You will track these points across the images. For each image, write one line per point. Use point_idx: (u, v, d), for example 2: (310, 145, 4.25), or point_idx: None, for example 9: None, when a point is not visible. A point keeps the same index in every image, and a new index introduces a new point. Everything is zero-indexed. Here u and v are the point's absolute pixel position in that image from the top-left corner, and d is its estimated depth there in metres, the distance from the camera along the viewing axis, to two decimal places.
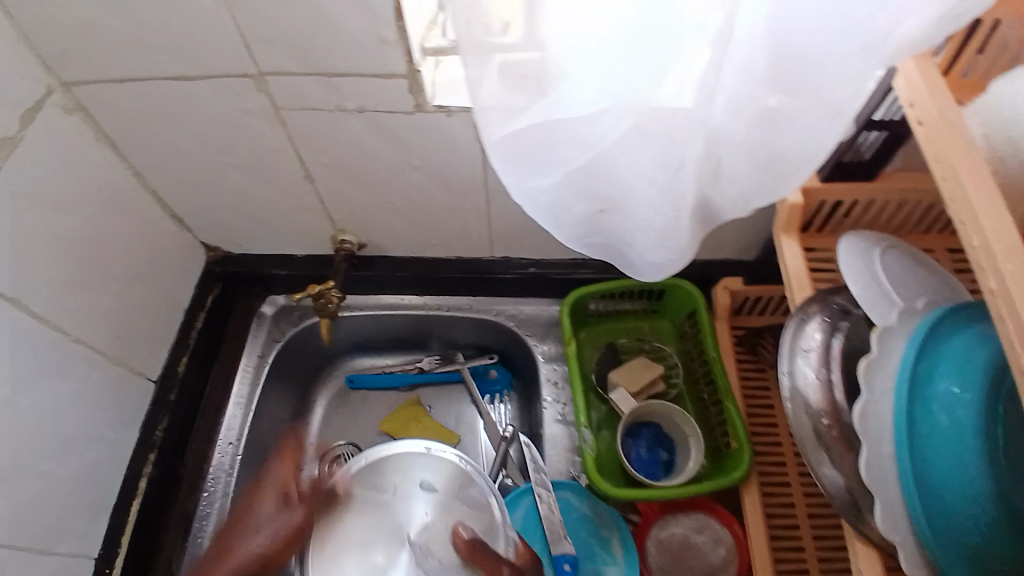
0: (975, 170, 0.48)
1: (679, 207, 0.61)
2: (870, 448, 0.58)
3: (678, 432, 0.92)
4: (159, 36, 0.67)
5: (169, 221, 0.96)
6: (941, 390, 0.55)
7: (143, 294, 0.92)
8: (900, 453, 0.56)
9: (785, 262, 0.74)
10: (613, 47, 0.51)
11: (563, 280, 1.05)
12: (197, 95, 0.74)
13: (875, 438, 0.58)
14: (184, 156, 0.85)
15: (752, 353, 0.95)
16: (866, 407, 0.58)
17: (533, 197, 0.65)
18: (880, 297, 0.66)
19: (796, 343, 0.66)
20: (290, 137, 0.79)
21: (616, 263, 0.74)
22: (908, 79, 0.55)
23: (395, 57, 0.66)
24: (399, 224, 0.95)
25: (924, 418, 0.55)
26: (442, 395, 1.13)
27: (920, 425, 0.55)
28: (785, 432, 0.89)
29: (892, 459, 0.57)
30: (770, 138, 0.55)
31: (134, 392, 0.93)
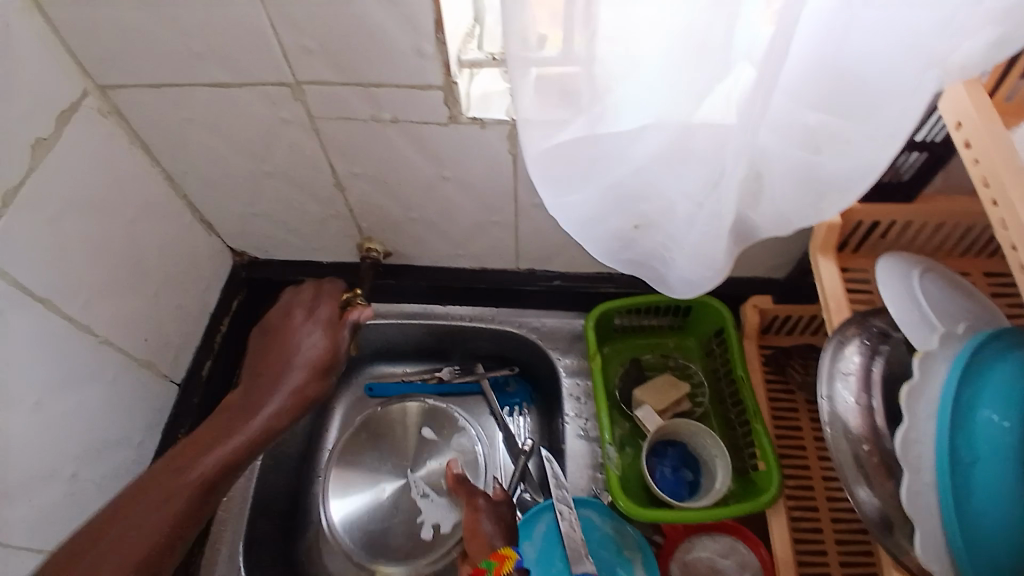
0: None
1: (720, 226, 0.60)
2: (910, 475, 0.54)
3: (703, 453, 0.90)
4: (199, 44, 0.67)
5: (199, 226, 0.97)
6: (984, 418, 0.52)
7: (172, 298, 0.93)
8: (942, 481, 0.53)
9: (822, 283, 0.72)
10: (659, 65, 0.50)
11: (588, 294, 1.04)
12: (234, 103, 0.75)
13: (916, 465, 0.54)
14: (217, 162, 0.85)
15: (780, 374, 0.93)
16: (907, 433, 0.55)
17: (569, 212, 0.65)
18: (920, 321, 0.63)
19: (834, 366, 0.64)
20: (324, 146, 0.79)
21: (647, 279, 0.75)
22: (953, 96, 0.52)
23: (433, 70, 0.66)
24: (426, 234, 0.95)
25: (967, 445, 0.53)
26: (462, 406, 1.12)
27: (962, 452, 0.53)
28: (813, 456, 0.87)
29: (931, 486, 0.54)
30: (817, 160, 0.54)
31: (159, 395, 0.93)
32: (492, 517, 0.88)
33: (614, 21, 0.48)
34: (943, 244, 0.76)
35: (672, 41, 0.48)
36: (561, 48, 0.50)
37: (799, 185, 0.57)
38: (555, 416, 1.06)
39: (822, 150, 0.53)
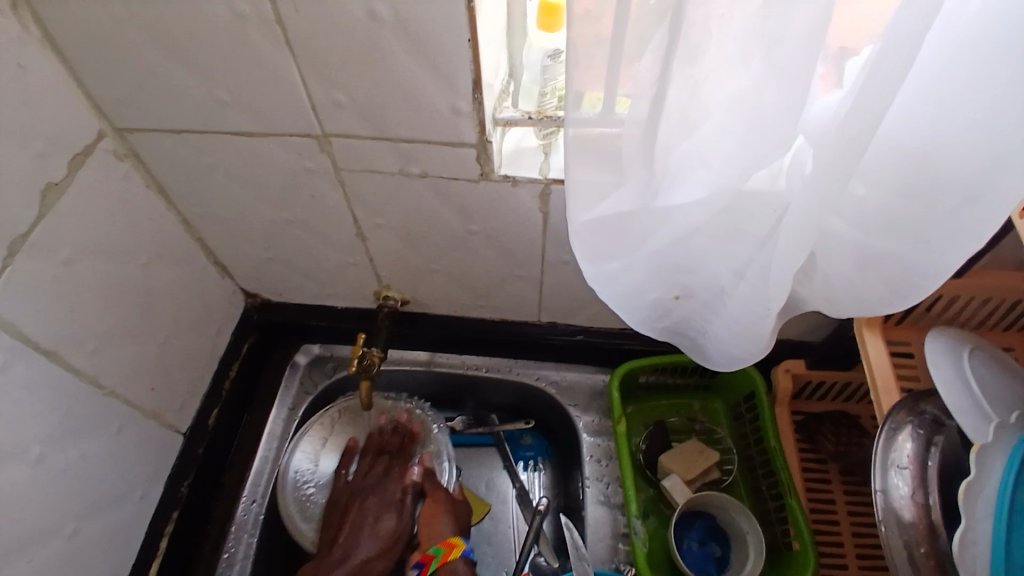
0: None
1: (764, 308, 0.56)
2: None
3: (732, 526, 0.85)
4: (227, 93, 0.65)
5: (212, 268, 0.94)
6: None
7: (183, 343, 0.90)
8: None
9: (868, 357, 0.67)
10: (717, 141, 0.48)
11: (610, 349, 1.00)
12: (258, 151, 0.72)
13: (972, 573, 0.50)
14: (235, 207, 0.83)
15: (811, 443, 0.86)
16: (962, 534, 0.50)
17: (608, 282, 0.61)
18: (972, 410, 0.58)
19: (887, 456, 0.59)
20: (347, 196, 0.77)
21: (684, 346, 0.71)
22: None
23: (467, 128, 0.63)
24: (447, 284, 0.91)
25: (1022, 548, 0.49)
26: (471, 458, 1.06)
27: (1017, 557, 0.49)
28: (847, 531, 0.81)
29: None
30: (882, 246, 0.50)
31: (163, 445, 0.89)
32: (448, 514, 0.91)
33: (679, 99, 0.46)
34: (991, 317, 0.71)
35: (736, 112, 0.45)
36: (599, 110, 0.49)
37: (860, 271, 0.53)
38: (572, 475, 1.00)
39: (889, 237, 0.49)
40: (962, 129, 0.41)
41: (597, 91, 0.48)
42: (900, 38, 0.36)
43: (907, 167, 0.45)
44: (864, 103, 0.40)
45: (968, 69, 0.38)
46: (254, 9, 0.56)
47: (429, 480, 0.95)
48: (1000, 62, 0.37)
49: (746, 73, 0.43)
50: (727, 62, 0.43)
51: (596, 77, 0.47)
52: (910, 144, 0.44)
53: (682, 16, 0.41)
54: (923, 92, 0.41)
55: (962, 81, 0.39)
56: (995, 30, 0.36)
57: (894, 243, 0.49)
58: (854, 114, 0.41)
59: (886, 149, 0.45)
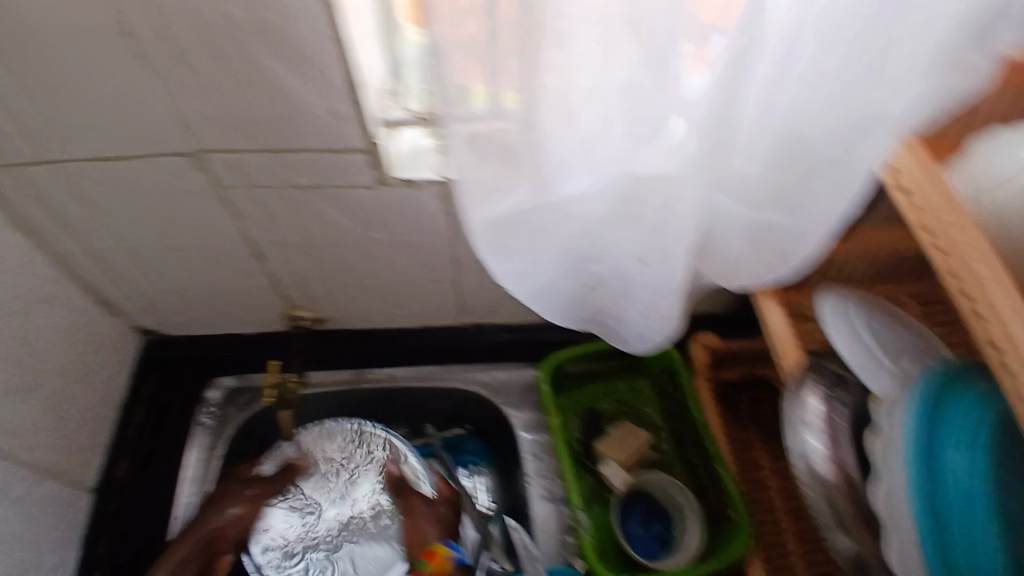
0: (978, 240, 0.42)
1: (670, 288, 0.57)
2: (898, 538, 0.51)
3: (672, 503, 0.87)
4: (82, 117, 0.59)
5: (99, 308, 0.86)
6: (953, 472, 0.47)
7: (76, 394, 0.82)
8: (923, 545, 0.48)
9: (770, 327, 0.70)
10: (598, 129, 0.47)
11: (534, 343, 1.00)
12: (128, 177, 0.66)
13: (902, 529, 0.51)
14: (115, 240, 0.76)
15: (731, 409, 0.90)
16: (885, 489, 0.52)
17: (515, 280, 0.60)
18: (873, 361, 0.61)
19: (797, 418, 0.62)
20: (238, 216, 0.72)
21: (601, 333, 0.71)
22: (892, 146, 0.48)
23: (352, 132, 0.61)
24: (361, 297, 0.88)
25: (941, 501, 0.48)
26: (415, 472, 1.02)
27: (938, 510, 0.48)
28: (777, 492, 0.83)
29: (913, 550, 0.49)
30: (768, 217, 0.52)
31: (63, 508, 0.81)
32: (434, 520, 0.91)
33: (553, 89, 0.44)
34: (875, 274, 0.75)
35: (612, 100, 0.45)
36: (482, 103, 0.46)
37: (751, 244, 0.55)
38: (514, 474, 0.99)
39: (773, 208, 0.51)
40: (817, 97, 0.43)
41: (478, 86, 0.45)
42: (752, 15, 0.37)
43: (776, 137, 0.47)
44: (727, 79, 0.41)
45: (815, 44, 0.40)
46: (97, 23, 0.51)
47: (402, 488, 0.95)
48: (841, 31, 0.39)
49: (615, 55, 0.42)
50: (588, 47, 0.41)
51: (467, 71, 0.45)
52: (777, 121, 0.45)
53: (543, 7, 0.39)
54: (780, 69, 0.43)
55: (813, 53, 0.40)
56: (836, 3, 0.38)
57: (775, 211, 0.51)
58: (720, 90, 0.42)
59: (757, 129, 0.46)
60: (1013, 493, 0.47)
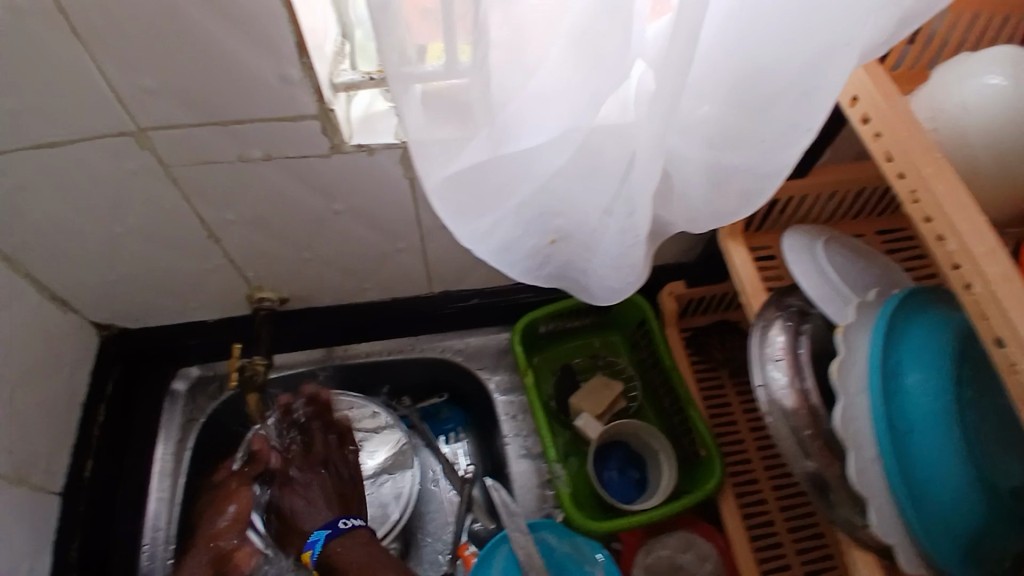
0: (941, 172, 0.48)
1: (635, 236, 0.58)
2: (855, 454, 0.54)
3: (647, 449, 0.89)
4: (10, 97, 0.55)
5: (51, 305, 0.81)
6: (912, 383, 0.55)
7: (35, 396, 0.78)
8: (886, 452, 0.54)
9: (734, 266, 0.72)
10: (557, 80, 0.47)
11: (505, 306, 1.00)
12: (67, 160, 0.63)
13: (860, 444, 0.55)
14: (58, 230, 0.72)
15: (701, 354, 0.92)
16: (843, 411, 0.55)
17: (483, 239, 0.60)
18: (834, 294, 0.65)
19: (763, 352, 0.64)
20: (187, 196, 0.69)
21: (570, 289, 0.72)
22: (859, 87, 0.53)
23: (305, 98, 0.58)
24: (326, 272, 0.86)
25: (901, 413, 0.54)
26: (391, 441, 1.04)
27: (899, 421, 0.54)
28: (745, 429, 0.88)
29: (876, 461, 0.54)
30: (731, 159, 0.52)
31: (35, 513, 0.79)
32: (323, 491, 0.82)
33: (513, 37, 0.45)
34: (838, 211, 0.78)
35: (569, 45, 0.44)
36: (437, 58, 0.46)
37: (713, 186, 0.55)
38: (492, 436, 1.00)
39: (735, 149, 0.51)
40: (776, 33, 0.43)
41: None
42: None
43: (737, 78, 0.46)
44: (686, 21, 0.41)
45: None
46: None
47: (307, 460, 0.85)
48: None
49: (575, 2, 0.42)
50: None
51: None
52: (736, 59, 0.45)
53: None
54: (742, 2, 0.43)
55: None
56: None
57: (738, 153, 0.51)
58: (680, 32, 0.42)
59: (717, 66, 0.46)
60: (968, 403, 0.54)
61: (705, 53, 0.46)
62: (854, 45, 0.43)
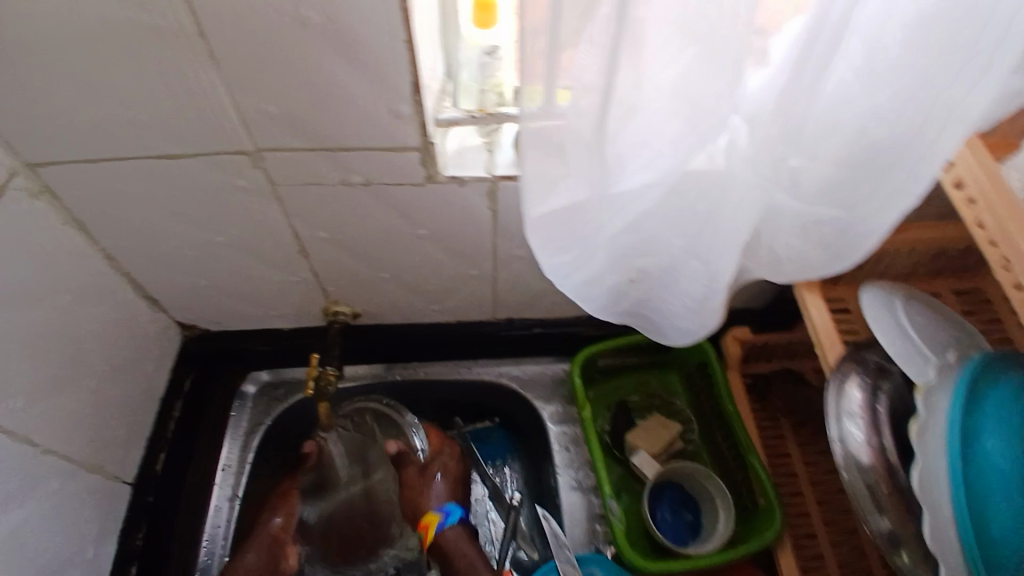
0: None
1: (715, 282, 0.59)
2: (930, 513, 0.55)
3: (703, 493, 0.89)
4: (145, 113, 0.60)
5: (142, 303, 0.87)
6: (992, 447, 0.51)
7: (119, 388, 0.83)
8: (960, 518, 0.52)
9: (812, 321, 0.71)
10: (660, 127, 0.49)
11: (566, 337, 1.02)
12: (183, 173, 0.68)
13: (938, 508, 0.54)
14: (162, 236, 0.77)
15: (762, 401, 0.91)
16: (919, 472, 0.56)
17: (566, 273, 0.63)
18: (913, 353, 0.63)
19: (839, 406, 0.63)
20: (286, 213, 0.73)
21: (641, 327, 0.73)
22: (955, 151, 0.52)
23: (410, 131, 0.62)
24: (400, 292, 0.90)
25: (980, 478, 0.51)
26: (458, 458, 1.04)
27: (975, 487, 0.51)
28: (805, 481, 0.85)
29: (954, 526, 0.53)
30: (820, 213, 0.54)
31: (108, 499, 0.83)
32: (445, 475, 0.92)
33: (627, 89, 0.46)
34: (915, 268, 0.77)
35: (675, 98, 0.46)
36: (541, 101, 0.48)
37: (802, 235, 0.56)
38: (543, 465, 1.01)
39: (825, 204, 0.53)
40: (890, 97, 0.45)
41: (537, 83, 0.47)
42: (828, 21, 0.40)
43: (845, 139, 0.48)
44: (797, 80, 0.44)
45: (897, 51, 0.42)
46: (171, 23, 0.52)
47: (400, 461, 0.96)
48: (916, 33, 0.41)
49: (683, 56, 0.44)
50: (665, 46, 0.44)
51: (537, 71, 0.47)
52: (849, 125, 0.47)
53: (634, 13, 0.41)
54: (859, 73, 0.45)
55: (890, 55, 0.42)
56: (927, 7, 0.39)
57: (833, 206, 0.53)
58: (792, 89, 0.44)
59: (826, 130, 0.49)
60: None
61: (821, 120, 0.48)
62: (971, 114, 0.44)
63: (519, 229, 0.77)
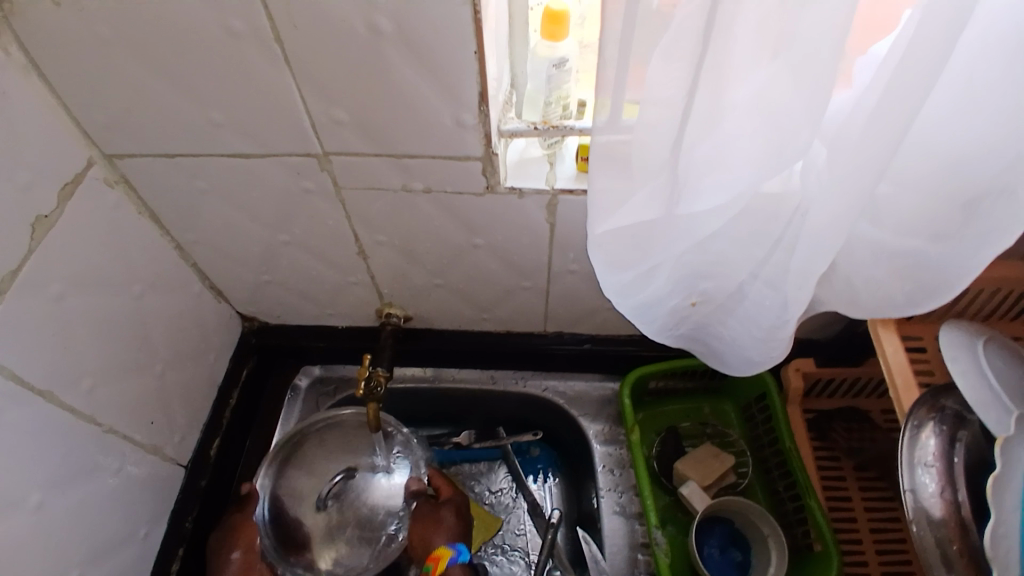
0: None
1: (786, 314, 0.55)
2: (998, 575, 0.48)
3: (754, 531, 0.84)
4: (221, 112, 0.63)
5: (208, 293, 0.91)
6: None
7: (180, 374, 0.87)
8: None
9: (885, 356, 0.64)
10: (742, 148, 0.46)
11: (618, 356, 0.99)
12: (254, 172, 0.70)
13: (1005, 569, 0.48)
14: (229, 231, 0.80)
15: (823, 440, 0.86)
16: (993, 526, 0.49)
17: (628, 294, 0.61)
18: (992, 402, 0.56)
19: (913, 455, 0.57)
20: (349, 216, 0.75)
21: (699, 353, 0.71)
22: None
23: (473, 140, 0.62)
24: (453, 299, 0.90)
25: None
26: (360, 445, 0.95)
27: None
28: (865, 528, 0.79)
29: None
30: (903, 246, 0.50)
31: (164, 481, 0.86)
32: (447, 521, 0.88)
33: (704, 103, 0.45)
34: (1001, 309, 0.68)
35: (759, 117, 0.44)
36: (607, 114, 0.47)
37: (885, 270, 0.52)
38: (585, 486, 0.99)
39: (913, 237, 0.49)
40: (993, 126, 0.40)
41: (606, 96, 0.47)
42: (927, 38, 0.36)
43: (935, 168, 0.44)
44: (890, 105, 0.40)
45: (999, 75, 0.38)
46: (249, 24, 0.53)
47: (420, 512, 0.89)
48: None
49: (762, 71, 0.42)
50: (745, 60, 0.42)
51: (605, 84, 0.46)
52: (943, 158, 0.43)
53: (716, 23, 0.40)
54: (954, 100, 0.41)
55: (991, 77, 0.38)
56: None
57: (921, 241, 0.49)
58: (882, 114, 0.40)
59: (917, 161, 0.45)
60: None
61: (910, 151, 0.45)
62: None
63: (576, 243, 0.75)
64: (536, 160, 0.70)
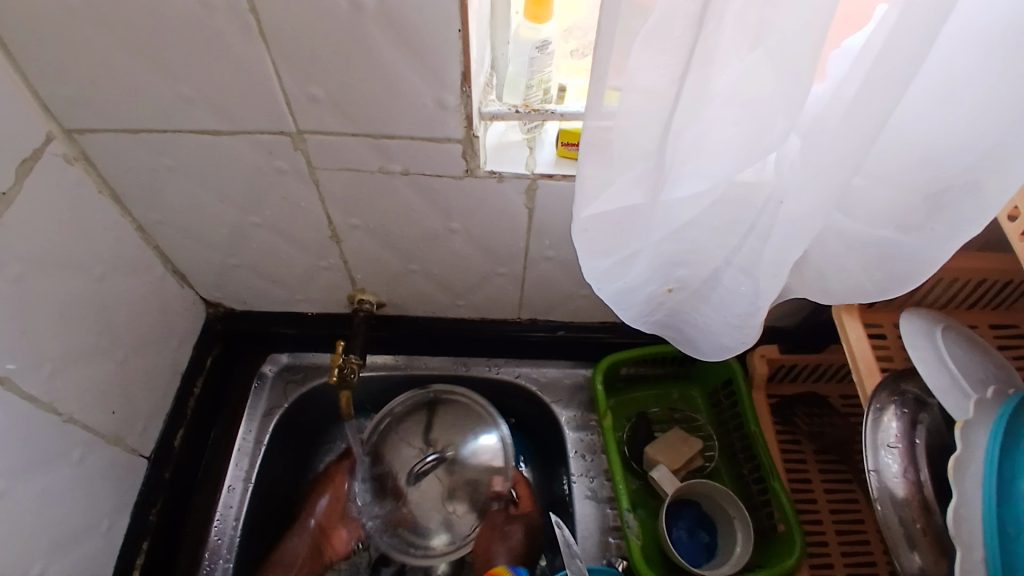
0: None
1: (758, 301, 0.57)
2: (961, 553, 0.50)
3: (722, 514, 0.87)
4: (192, 87, 0.60)
5: (171, 277, 0.88)
6: None
7: (144, 361, 0.83)
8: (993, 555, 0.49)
9: (849, 343, 0.67)
10: (724, 136, 0.47)
11: (591, 343, 1.00)
12: (226, 151, 0.68)
13: (968, 547, 0.50)
14: (196, 211, 0.77)
15: (787, 425, 0.88)
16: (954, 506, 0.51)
17: (607, 280, 0.62)
18: (951, 386, 0.58)
19: (876, 436, 0.60)
20: (323, 198, 0.73)
21: (673, 339, 0.72)
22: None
23: (454, 123, 0.62)
24: (428, 286, 0.89)
25: (1015, 515, 0.49)
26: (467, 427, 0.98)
27: (1009, 523, 0.49)
28: (825, 508, 0.83)
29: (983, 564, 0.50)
30: (873, 235, 0.52)
31: (126, 472, 0.83)
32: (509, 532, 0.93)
33: (688, 90, 0.45)
34: (954, 298, 0.72)
35: (741, 105, 0.45)
36: (592, 100, 0.48)
37: (856, 258, 0.54)
38: (557, 472, 1.00)
39: (882, 227, 0.51)
40: (966, 119, 0.42)
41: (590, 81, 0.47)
42: (907, 31, 0.37)
43: (907, 159, 0.46)
44: (869, 97, 0.41)
45: (972, 69, 0.39)
46: None
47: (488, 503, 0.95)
48: (1001, 50, 0.38)
49: (745, 60, 0.43)
50: (729, 48, 0.43)
51: (592, 69, 0.46)
52: (916, 149, 0.45)
53: (706, 12, 0.41)
54: (929, 92, 0.42)
55: (964, 71, 0.40)
56: (1005, 26, 0.37)
57: (891, 230, 0.50)
58: (861, 106, 0.42)
59: (890, 152, 0.46)
60: None
61: (885, 143, 0.46)
62: None
63: (553, 230, 0.76)
64: (514, 144, 0.70)
